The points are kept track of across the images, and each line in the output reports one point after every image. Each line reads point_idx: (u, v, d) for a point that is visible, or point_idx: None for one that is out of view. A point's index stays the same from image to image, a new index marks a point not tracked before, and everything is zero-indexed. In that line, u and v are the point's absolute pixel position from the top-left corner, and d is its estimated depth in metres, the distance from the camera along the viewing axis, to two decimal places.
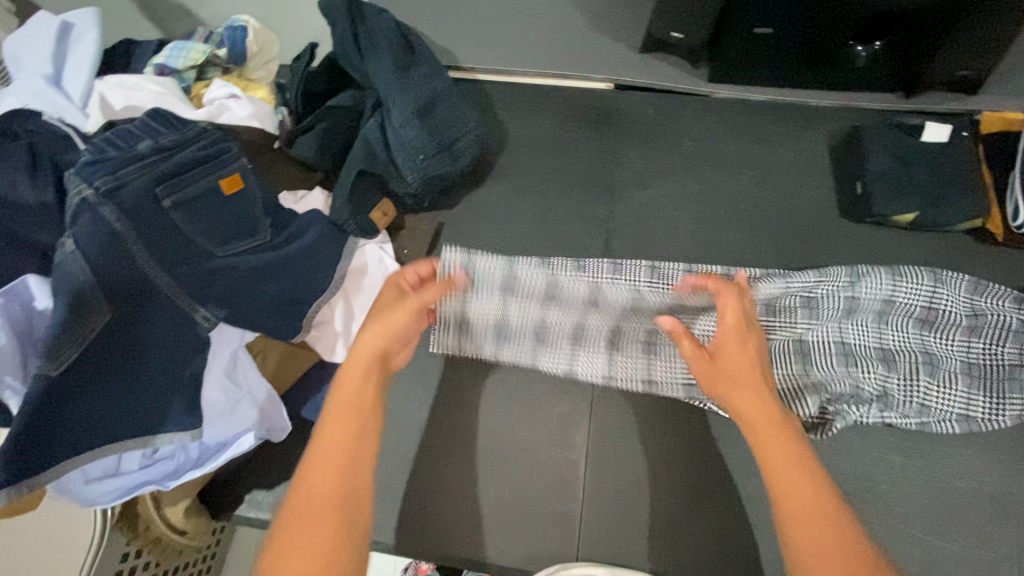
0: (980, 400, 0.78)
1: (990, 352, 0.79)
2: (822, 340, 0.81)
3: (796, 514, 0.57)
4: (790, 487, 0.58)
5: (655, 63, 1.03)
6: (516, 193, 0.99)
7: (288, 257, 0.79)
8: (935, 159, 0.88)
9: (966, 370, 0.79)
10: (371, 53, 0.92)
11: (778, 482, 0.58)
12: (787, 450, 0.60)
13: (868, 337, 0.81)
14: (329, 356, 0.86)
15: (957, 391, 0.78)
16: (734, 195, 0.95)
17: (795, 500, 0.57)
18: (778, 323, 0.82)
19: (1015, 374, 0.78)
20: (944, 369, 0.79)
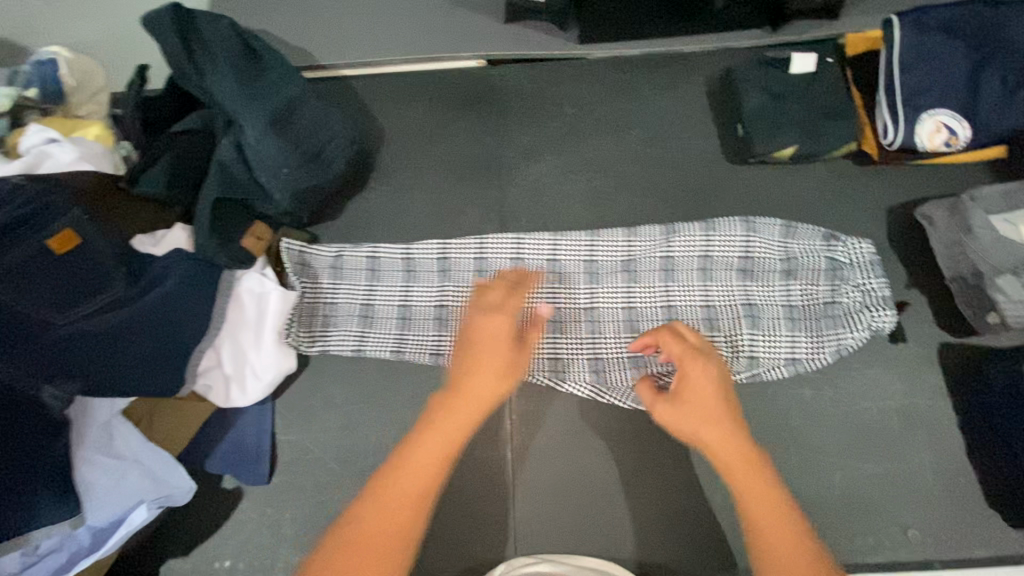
0: (802, 340, 0.80)
1: (805, 292, 0.82)
2: (687, 303, 0.83)
3: (768, 535, 0.55)
4: (751, 500, 0.57)
5: (526, 31, 0.98)
6: (402, 193, 0.93)
7: (147, 308, 0.73)
8: (804, 91, 0.88)
9: (787, 314, 0.81)
10: (209, 67, 0.83)
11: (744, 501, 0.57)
12: (753, 479, 0.57)
13: (692, 296, 0.83)
14: (225, 402, 0.80)
15: (780, 335, 0.81)
16: (625, 157, 0.92)
17: (764, 524, 0.56)
18: (596, 296, 0.85)
19: (827, 311, 0.81)
20: (763, 317, 0.82)
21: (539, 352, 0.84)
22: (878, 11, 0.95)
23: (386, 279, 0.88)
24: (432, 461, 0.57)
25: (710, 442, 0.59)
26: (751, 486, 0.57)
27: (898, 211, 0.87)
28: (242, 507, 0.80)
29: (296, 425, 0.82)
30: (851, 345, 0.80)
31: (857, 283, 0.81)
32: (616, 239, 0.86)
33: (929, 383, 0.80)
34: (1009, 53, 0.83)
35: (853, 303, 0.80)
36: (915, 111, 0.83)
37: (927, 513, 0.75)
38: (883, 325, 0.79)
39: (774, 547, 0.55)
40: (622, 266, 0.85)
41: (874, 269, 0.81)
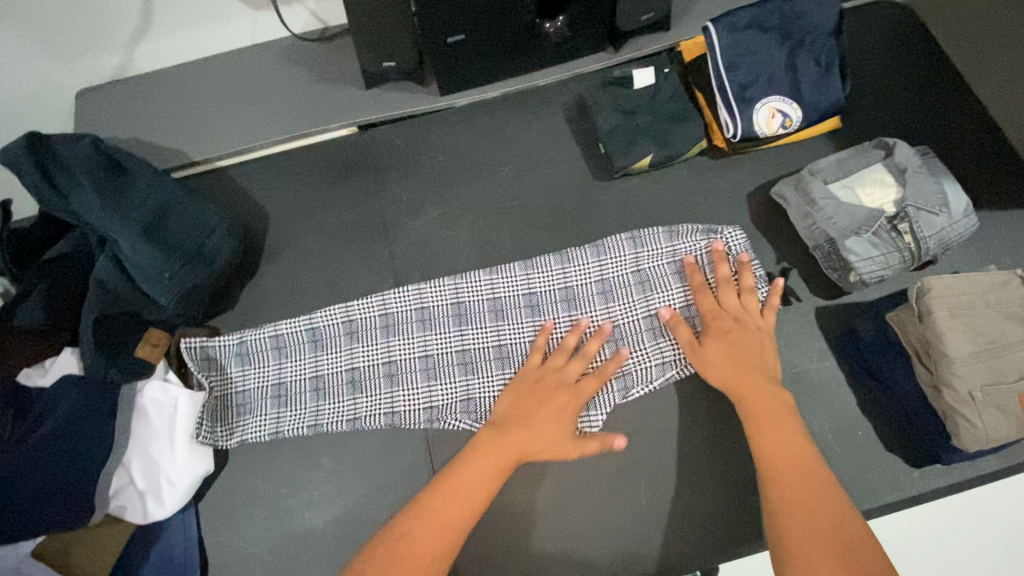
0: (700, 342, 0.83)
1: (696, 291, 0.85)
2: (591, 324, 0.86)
3: (774, 449, 0.70)
4: (774, 439, 0.71)
5: (388, 94, 1.02)
6: (295, 269, 0.94)
7: (44, 442, 0.75)
8: (649, 104, 0.95)
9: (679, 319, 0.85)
10: (73, 187, 0.83)
11: (776, 438, 0.71)
12: (782, 420, 0.72)
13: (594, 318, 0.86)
14: (143, 518, 0.78)
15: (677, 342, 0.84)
16: (502, 193, 0.96)
17: (771, 444, 0.71)
18: (504, 332, 0.87)
19: None
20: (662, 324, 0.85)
21: (451, 399, 0.84)
22: (702, 20, 1.04)
23: (293, 356, 0.87)
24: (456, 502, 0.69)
25: (728, 373, 0.77)
26: (783, 430, 0.71)
27: (756, 194, 0.94)
28: None
29: (223, 522, 0.81)
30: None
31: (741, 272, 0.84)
32: (513, 273, 0.89)
33: (816, 346, 0.85)
34: (812, 40, 0.92)
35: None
36: (747, 104, 0.91)
37: (836, 469, 0.79)
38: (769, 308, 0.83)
39: (800, 485, 0.66)
40: (524, 300, 0.88)
41: (748, 254, 0.86)
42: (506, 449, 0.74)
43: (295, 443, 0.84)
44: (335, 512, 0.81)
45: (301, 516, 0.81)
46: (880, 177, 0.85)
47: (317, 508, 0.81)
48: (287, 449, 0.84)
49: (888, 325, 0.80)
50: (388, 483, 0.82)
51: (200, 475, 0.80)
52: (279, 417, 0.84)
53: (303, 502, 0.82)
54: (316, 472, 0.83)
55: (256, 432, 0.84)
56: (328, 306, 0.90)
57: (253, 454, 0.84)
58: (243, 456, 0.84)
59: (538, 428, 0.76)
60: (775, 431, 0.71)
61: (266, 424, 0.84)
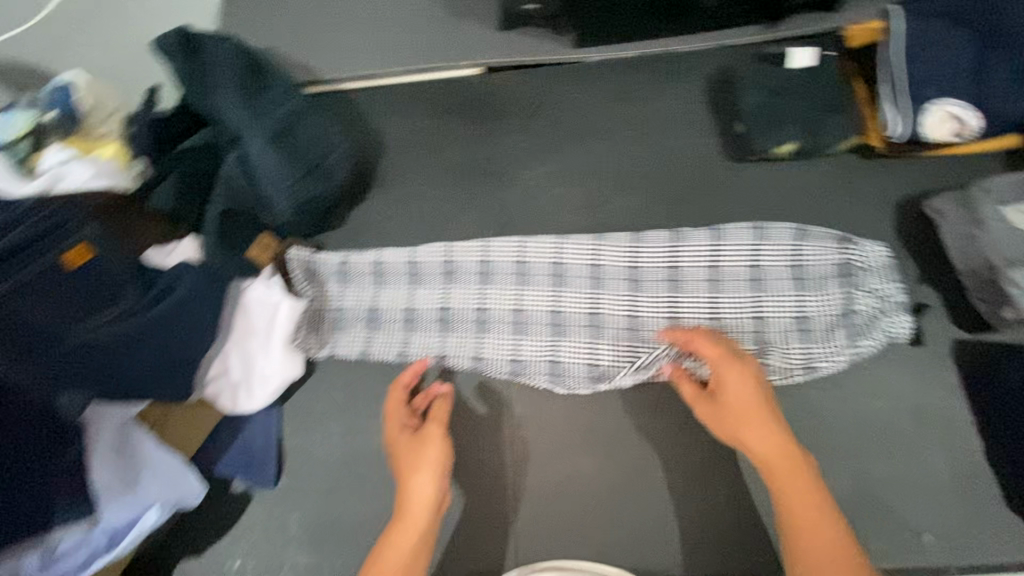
0: (818, 350, 0.77)
1: (821, 301, 0.78)
2: (692, 311, 0.80)
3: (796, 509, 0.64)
4: (791, 495, 0.64)
5: (519, 38, 0.98)
6: (402, 201, 0.95)
7: (158, 317, 0.74)
8: (804, 85, 0.86)
9: (799, 324, 0.78)
10: (214, 85, 0.86)
11: (785, 496, 0.64)
12: (795, 474, 0.65)
13: (699, 305, 0.80)
14: (233, 407, 0.82)
15: (792, 347, 0.78)
16: (623, 159, 0.91)
17: (794, 506, 0.64)
18: (600, 300, 0.82)
19: (848, 319, 0.77)
20: (771, 332, 0.78)
21: (537, 356, 0.82)
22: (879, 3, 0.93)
23: (390, 284, 0.88)
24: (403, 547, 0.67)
25: (749, 435, 0.67)
26: (795, 484, 0.64)
27: (904, 205, 0.85)
28: (253, 508, 0.81)
29: (304, 427, 0.84)
30: (867, 352, 0.77)
31: (874, 288, 0.77)
32: (618, 243, 0.83)
33: (945, 381, 0.77)
34: (1021, 37, 0.80)
35: (869, 310, 0.77)
36: (920, 102, 0.81)
37: (943, 515, 0.73)
38: (901, 333, 0.77)
39: (807, 539, 0.62)
40: (623, 270, 0.82)
41: (889, 271, 0.78)
42: (419, 502, 0.69)
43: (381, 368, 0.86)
44: None
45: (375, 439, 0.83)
46: None
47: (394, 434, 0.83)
48: (371, 372, 0.86)
49: None
50: (463, 426, 0.82)
51: (289, 378, 0.83)
52: (370, 341, 0.86)
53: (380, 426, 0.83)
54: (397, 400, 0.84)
55: (347, 349, 0.86)
56: (430, 243, 0.90)
57: (339, 370, 0.86)
58: (329, 369, 0.87)
59: (426, 476, 0.70)
60: (798, 494, 0.64)
61: (356, 345, 0.86)
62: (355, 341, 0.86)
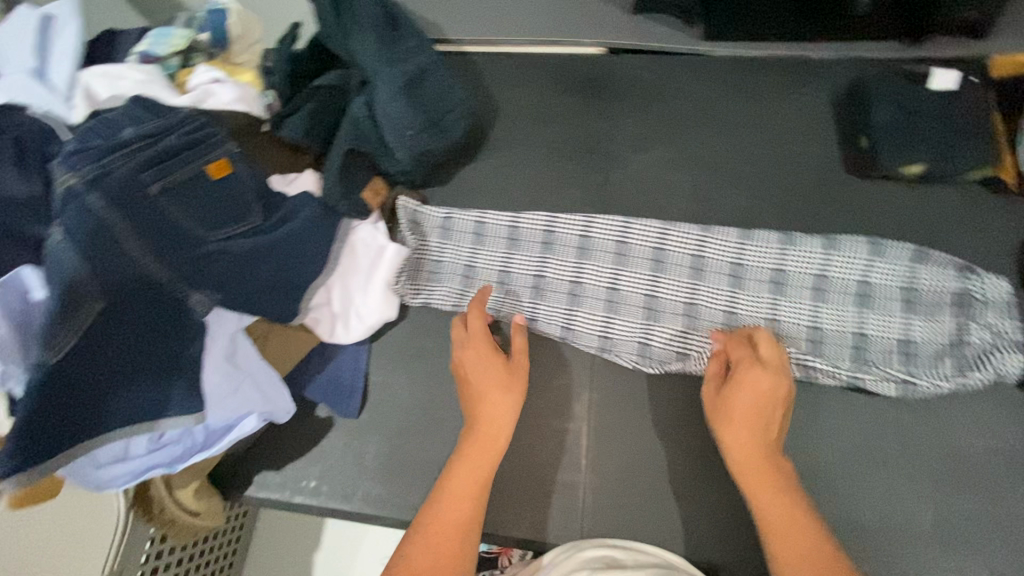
0: (919, 376, 0.76)
1: (927, 328, 0.77)
2: (793, 317, 0.80)
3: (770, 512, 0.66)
4: (767, 497, 0.66)
5: (647, 24, 0.99)
6: (509, 168, 0.97)
7: (280, 240, 0.78)
8: (941, 109, 0.84)
9: (900, 347, 0.77)
10: (354, 29, 0.89)
11: (755, 484, 0.67)
12: (764, 477, 0.67)
13: (800, 314, 0.80)
14: (330, 336, 0.86)
15: (891, 369, 0.77)
16: (736, 156, 0.90)
17: (769, 509, 0.66)
18: (699, 292, 0.83)
19: (953, 350, 0.76)
20: (872, 350, 0.78)
21: (628, 336, 0.83)
22: None
23: (489, 246, 0.89)
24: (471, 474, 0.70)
25: (732, 437, 0.70)
26: (765, 487, 0.67)
27: None
28: (332, 436, 0.86)
29: (388, 368, 0.88)
30: (974, 385, 0.75)
31: (987, 322, 0.76)
32: (726, 237, 0.83)
33: None
34: None
35: (982, 343, 0.75)
36: None
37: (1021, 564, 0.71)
38: (1011, 370, 0.74)
39: (778, 523, 0.64)
40: (727, 267, 0.82)
41: (1009, 308, 0.75)
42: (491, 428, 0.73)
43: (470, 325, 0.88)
44: None
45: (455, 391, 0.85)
46: None
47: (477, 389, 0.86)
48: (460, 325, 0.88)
49: None
50: (543, 393, 0.85)
51: (384, 317, 0.87)
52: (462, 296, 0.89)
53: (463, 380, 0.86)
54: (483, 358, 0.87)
55: (442, 300, 0.89)
56: (534, 211, 0.91)
57: (429, 320, 0.89)
58: (420, 317, 0.90)
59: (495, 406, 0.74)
60: (771, 497, 0.66)
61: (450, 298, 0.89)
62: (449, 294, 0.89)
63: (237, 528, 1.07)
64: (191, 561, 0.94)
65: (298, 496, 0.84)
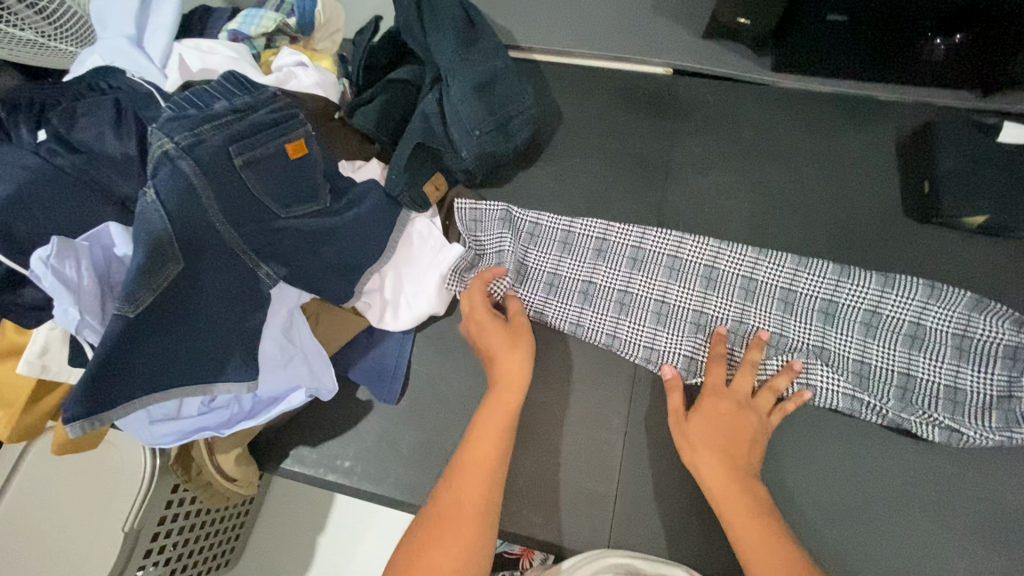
0: (964, 425, 0.75)
1: (975, 378, 0.77)
2: (841, 348, 0.80)
3: (745, 535, 0.68)
4: (738, 520, 0.69)
5: (718, 49, 1.00)
6: (567, 176, 0.98)
7: (346, 223, 0.81)
8: (1011, 161, 0.84)
9: (947, 394, 0.77)
10: (434, 27, 0.92)
11: (718, 487, 0.71)
12: (737, 499, 0.70)
13: (848, 347, 0.80)
14: (377, 322, 0.87)
15: (937, 414, 0.76)
16: (795, 188, 0.91)
17: (744, 533, 0.68)
18: (747, 314, 0.83)
19: (1000, 404, 0.75)
20: (918, 392, 0.78)
21: (672, 350, 0.84)
22: None
23: (541, 247, 0.91)
24: (483, 449, 0.73)
25: (704, 461, 0.73)
26: (737, 510, 0.70)
27: None
28: (370, 419, 0.87)
29: (431, 359, 0.89)
30: (1019, 441, 0.74)
31: None
32: (782, 262, 0.83)
33: None
34: None
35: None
36: None
37: None
38: None
39: (739, 520, 0.69)
40: (778, 293, 0.83)
41: None
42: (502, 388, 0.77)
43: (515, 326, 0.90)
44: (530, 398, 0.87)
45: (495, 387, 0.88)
46: None
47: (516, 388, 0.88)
48: None
49: None
50: (580, 401, 0.86)
51: (433, 309, 0.88)
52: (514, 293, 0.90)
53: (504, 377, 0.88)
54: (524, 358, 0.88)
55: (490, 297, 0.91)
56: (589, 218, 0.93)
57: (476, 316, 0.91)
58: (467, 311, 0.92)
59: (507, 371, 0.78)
60: (747, 519, 0.69)
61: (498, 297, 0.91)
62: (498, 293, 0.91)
63: (247, 508, 1.05)
64: (215, 525, 0.96)
65: (331, 475, 0.85)
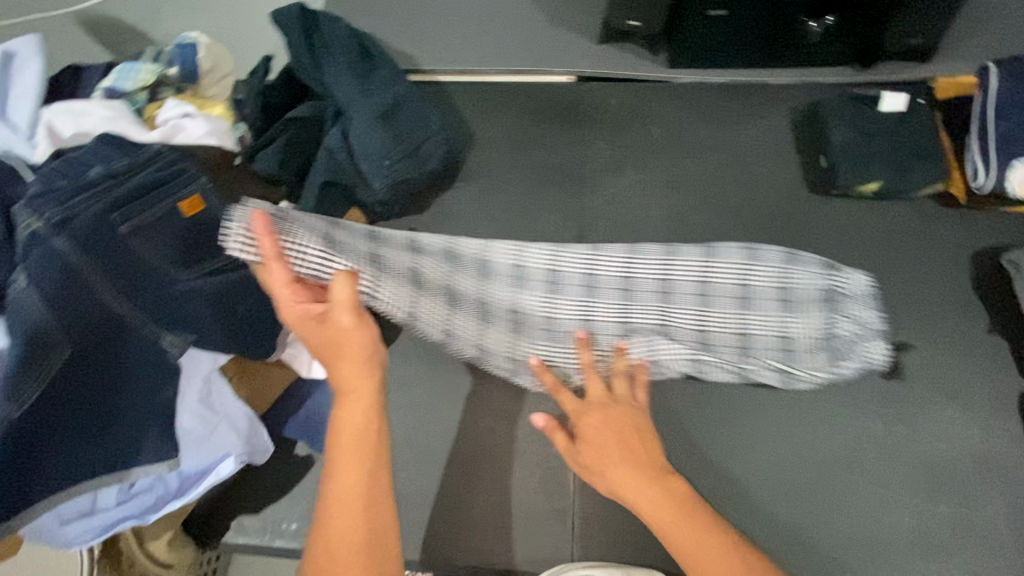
0: (803, 368, 0.82)
1: (803, 322, 0.83)
2: (682, 318, 0.84)
3: (683, 542, 0.63)
4: (672, 526, 0.64)
5: (615, 53, 1.02)
6: (487, 194, 0.98)
7: (255, 275, 0.76)
8: (894, 131, 0.89)
9: (782, 344, 0.83)
10: (329, 62, 0.91)
11: (643, 496, 0.65)
12: (669, 504, 0.64)
13: (693, 320, 0.84)
14: (308, 372, 0.83)
15: (778, 364, 0.82)
16: (705, 178, 0.94)
17: (686, 543, 0.62)
18: (603, 308, 0.85)
19: (828, 342, 0.83)
20: (757, 347, 0.83)
21: (557, 355, 0.84)
22: (970, 60, 0.95)
23: (421, 261, 0.81)
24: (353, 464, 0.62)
25: (620, 477, 0.67)
26: (669, 516, 0.64)
27: (982, 254, 0.86)
28: (313, 474, 0.83)
29: None
30: (849, 372, 0.82)
31: (857, 314, 0.83)
32: (632, 253, 0.85)
33: (1009, 432, 0.78)
34: None
35: (849, 335, 0.82)
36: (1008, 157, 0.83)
37: (996, 561, 0.73)
38: (879, 356, 0.81)
39: (671, 525, 0.64)
40: (624, 281, 0.85)
41: (874, 299, 0.83)
42: (353, 401, 0.63)
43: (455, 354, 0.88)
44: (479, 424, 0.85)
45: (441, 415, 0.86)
46: None
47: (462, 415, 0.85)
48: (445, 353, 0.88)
49: None
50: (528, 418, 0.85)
51: None
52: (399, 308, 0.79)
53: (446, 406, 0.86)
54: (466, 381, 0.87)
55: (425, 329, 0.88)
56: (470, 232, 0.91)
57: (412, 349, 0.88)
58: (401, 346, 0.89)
59: (350, 390, 0.63)
60: (687, 526, 0.63)
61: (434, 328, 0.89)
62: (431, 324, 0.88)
63: None
64: None
65: (279, 540, 0.80)
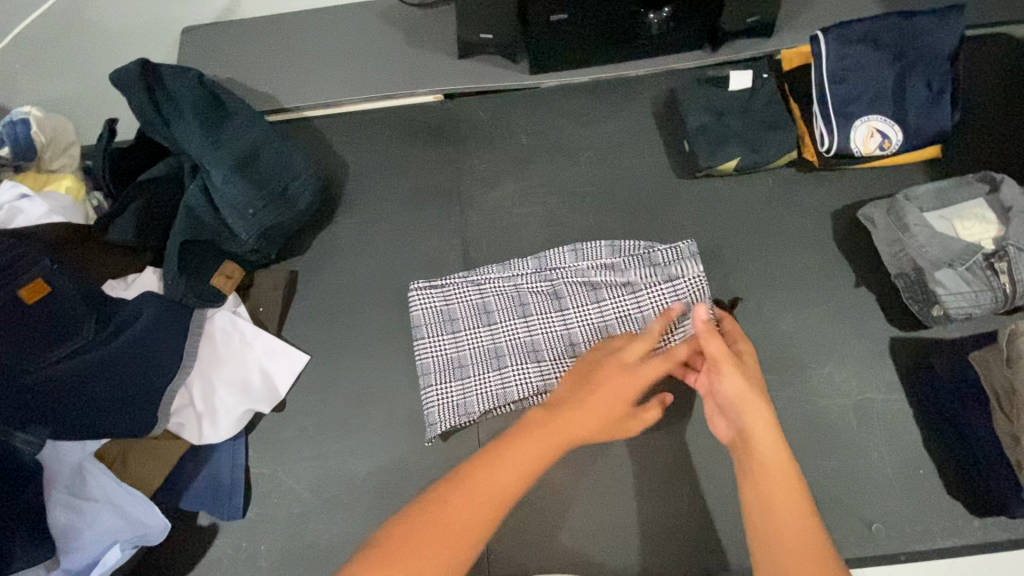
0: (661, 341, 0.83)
1: (652, 295, 0.84)
2: (548, 334, 0.85)
3: (775, 505, 0.52)
4: (770, 489, 0.53)
5: (477, 66, 1.03)
6: (368, 225, 0.96)
7: (119, 349, 0.74)
8: (744, 106, 0.92)
9: (636, 322, 0.84)
10: (176, 117, 0.86)
11: (760, 445, 0.56)
12: (779, 472, 0.54)
13: (546, 322, 0.85)
14: (198, 440, 0.81)
15: None
16: (578, 178, 0.95)
17: (775, 501, 0.52)
18: (455, 335, 0.86)
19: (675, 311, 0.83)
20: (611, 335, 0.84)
21: (448, 390, 0.83)
22: (808, 29, 1.00)
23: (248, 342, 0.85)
24: (522, 470, 0.53)
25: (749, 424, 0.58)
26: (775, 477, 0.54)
27: (841, 213, 0.91)
28: (218, 542, 0.80)
29: (271, 457, 0.84)
30: None
31: (689, 277, 0.84)
32: (491, 272, 0.88)
33: (885, 378, 0.82)
34: (928, 59, 0.88)
35: (689, 298, 0.83)
36: (848, 118, 0.87)
37: (886, 504, 0.76)
38: None
39: (770, 485, 0.53)
40: (470, 305, 0.87)
41: (697, 263, 0.84)
42: (543, 431, 0.55)
43: (352, 394, 0.86)
44: (383, 461, 0.83)
45: (345, 458, 0.83)
46: (981, 212, 0.82)
47: (364, 454, 0.83)
48: (343, 395, 0.86)
49: (970, 364, 0.79)
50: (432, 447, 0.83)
51: (259, 407, 0.83)
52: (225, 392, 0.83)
53: (348, 447, 0.84)
54: (367, 418, 0.85)
55: (318, 374, 0.88)
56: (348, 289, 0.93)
57: (310, 396, 0.87)
58: (297, 395, 0.87)
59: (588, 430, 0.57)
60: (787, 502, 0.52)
61: (330, 372, 0.88)
62: (328, 370, 0.88)
63: None
64: None
65: None
